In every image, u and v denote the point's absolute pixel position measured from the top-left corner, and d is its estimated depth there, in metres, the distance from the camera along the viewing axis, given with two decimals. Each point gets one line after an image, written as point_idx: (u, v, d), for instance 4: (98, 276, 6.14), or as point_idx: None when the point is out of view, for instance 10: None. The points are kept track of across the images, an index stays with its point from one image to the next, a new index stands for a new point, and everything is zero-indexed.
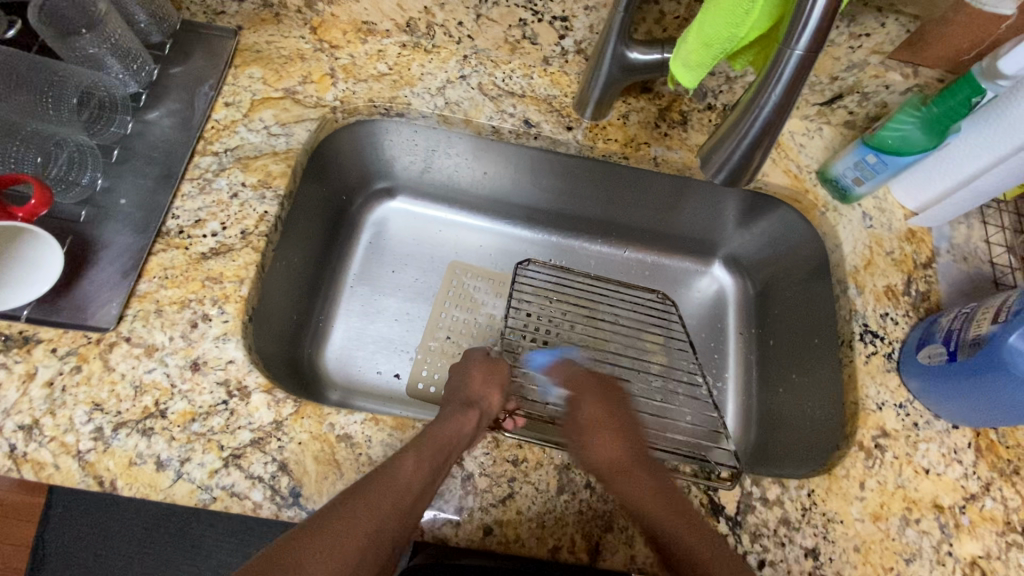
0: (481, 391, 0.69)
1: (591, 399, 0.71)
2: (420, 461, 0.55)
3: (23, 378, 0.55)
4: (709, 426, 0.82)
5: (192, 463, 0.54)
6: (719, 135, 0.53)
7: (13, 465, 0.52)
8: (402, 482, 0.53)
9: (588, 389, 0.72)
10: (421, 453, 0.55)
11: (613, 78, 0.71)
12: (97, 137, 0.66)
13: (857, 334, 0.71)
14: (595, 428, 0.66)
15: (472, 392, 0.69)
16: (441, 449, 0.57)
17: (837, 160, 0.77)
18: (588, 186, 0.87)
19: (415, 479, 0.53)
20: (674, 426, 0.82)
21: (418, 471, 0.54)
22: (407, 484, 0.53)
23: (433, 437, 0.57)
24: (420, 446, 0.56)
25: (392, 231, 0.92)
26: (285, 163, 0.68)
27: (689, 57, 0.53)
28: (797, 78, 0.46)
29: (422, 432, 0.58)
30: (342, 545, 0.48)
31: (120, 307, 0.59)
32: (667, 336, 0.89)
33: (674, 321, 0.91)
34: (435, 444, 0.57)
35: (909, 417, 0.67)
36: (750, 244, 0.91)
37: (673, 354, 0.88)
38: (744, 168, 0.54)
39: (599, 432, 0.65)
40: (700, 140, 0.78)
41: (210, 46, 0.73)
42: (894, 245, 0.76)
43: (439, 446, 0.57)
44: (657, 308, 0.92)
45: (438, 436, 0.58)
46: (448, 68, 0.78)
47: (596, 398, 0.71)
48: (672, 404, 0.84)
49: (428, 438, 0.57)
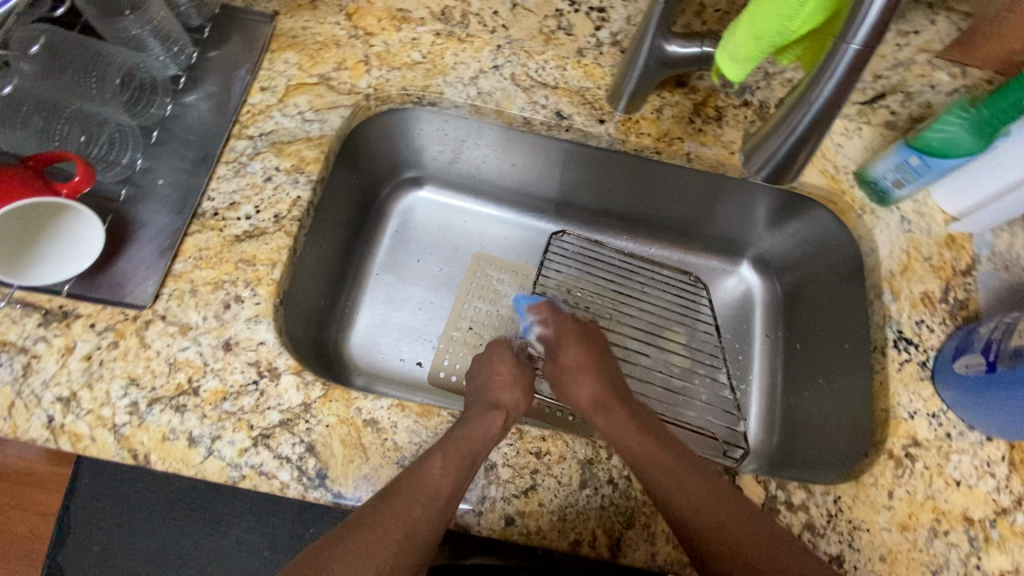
0: (507, 385, 0.69)
1: (575, 344, 0.75)
2: (446, 465, 0.55)
3: (62, 351, 0.57)
4: (725, 407, 0.85)
5: (222, 441, 0.55)
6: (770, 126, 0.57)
7: (51, 435, 0.54)
8: (429, 487, 0.54)
9: (570, 336, 0.76)
10: (446, 458, 0.55)
11: (649, 71, 0.69)
12: (138, 117, 0.67)
13: (890, 341, 0.70)
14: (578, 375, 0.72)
15: (498, 393, 0.68)
16: (465, 454, 0.56)
17: (877, 161, 0.75)
18: (617, 180, 0.86)
19: (443, 484, 0.55)
20: (690, 403, 0.85)
21: (445, 476, 0.55)
22: (436, 489, 0.54)
23: (458, 440, 0.57)
24: (445, 449, 0.56)
25: (418, 220, 0.92)
26: (318, 149, 0.68)
27: (737, 50, 0.51)
28: (851, 70, 0.47)
29: (447, 433, 0.58)
30: (375, 552, 0.52)
31: (156, 285, 0.60)
32: (694, 319, 0.91)
33: (703, 301, 0.92)
34: (461, 448, 0.56)
35: (942, 427, 0.65)
36: (781, 246, 0.90)
37: (699, 335, 0.90)
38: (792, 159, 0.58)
39: (580, 377, 0.72)
40: (735, 137, 0.76)
41: (246, 31, 0.73)
42: (932, 251, 0.74)
43: (467, 448, 0.56)
44: (686, 287, 0.93)
45: (466, 439, 0.57)
46: (481, 58, 0.77)
47: (580, 341, 0.75)
48: (694, 383, 0.86)
49: (452, 442, 0.57)
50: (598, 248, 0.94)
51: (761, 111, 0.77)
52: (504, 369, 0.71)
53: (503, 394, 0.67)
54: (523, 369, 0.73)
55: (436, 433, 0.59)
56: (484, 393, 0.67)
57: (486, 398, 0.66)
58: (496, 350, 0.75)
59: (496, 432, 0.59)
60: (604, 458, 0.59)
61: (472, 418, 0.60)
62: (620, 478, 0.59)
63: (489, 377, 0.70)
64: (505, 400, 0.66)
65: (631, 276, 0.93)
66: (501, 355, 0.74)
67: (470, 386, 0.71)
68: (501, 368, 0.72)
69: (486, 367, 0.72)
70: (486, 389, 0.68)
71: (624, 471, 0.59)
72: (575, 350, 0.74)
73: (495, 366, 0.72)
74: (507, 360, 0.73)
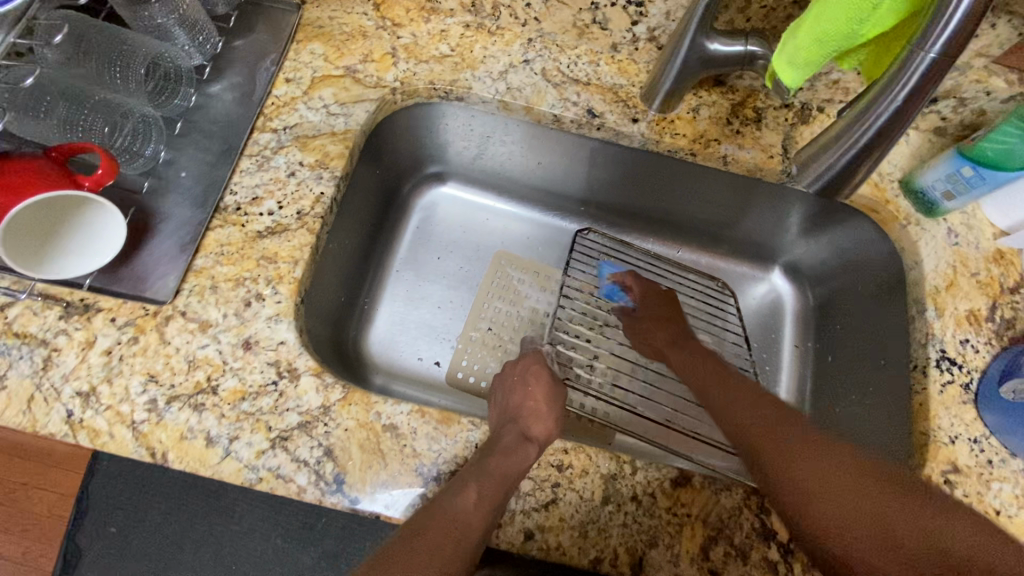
0: (538, 415, 0.63)
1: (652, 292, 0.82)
2: (481, 496, 0.52)
3: (82, 344, 0.56)
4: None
5: (240, 442, 0.55)
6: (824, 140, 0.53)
7: (69, 430, 0.54)
8: (463, 521, 0.51)
9: (652, 290, 0.82)
10: (481, 488, 0.53)
11: (687, 70, 0.66)
12: (162, 108, 0.65)
13: (932, 361, 0.66)
14: (656, 323, 0.79)
15: (529, 419, 0.62)
16: (499, 486, 0.53)
17: (926, 170, 0.71)
18: (647, 180, 0.83)
19: (476, 519, 0.52)
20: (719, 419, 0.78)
21: (479, 508, 0.52)
22: (469, 521, 0.51)
23: (493, 470, 0.54)
24: (480, 478, 0.53)
25: (440, 216, 0.90)
26: (343, 144, 0.67)
27: (796, 54, 0.49)
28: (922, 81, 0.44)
29: (478, 460, 0.55)
30: None
31: (177, 280, 0.59)
32: (721, 329, 0.88)
33: (729, 310, 0.89)
34: (494, 478, 0.53)
35: (984, 453, 0.62)
36: (816, 254, 0.86)
37: (724, 344, 0.87)
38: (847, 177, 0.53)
39: (662, 323, 0.79)
40: (774, 140, 0.73)
41: (273, 20, 0.71)
42: (980, 266, 0.70)
43: (504, 478, 0.54)
44: (714, 294, 0.90)
45: (499, 470, 0.54)
46: (512, 52, 0.74)
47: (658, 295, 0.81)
48: None
49: (487, 470, 0.54)
50: (621, 251, 0.90)
51: (802, 114, 0.74)
52: (539, 395, 0.66)
53: (535, 423, 0.61)
54: (555, 387, 0.68)
55: (457, 441, 0.57)
56: (516, 420, 0.62)
57: (518, 426, 0.60)
58: (530, 370, 0.70)
59: (532, 458, 0.56)
60: (628, 474, 0.57)
61: (505, 446, 0.56)
62: (645, 495, 0.57)
63: (522, 403, 0.65)
64: (537, 432, 0.60)
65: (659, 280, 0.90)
66: (534, 375, 0.69)
67: (498, 412, 0.65)
68: (535, 393, 0.67)
69: (517, 391, 0.67)
70: (518, 418, 0.62)
71: (648, 488, 0.57)
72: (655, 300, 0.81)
73: (528, 391, 0.67)
74: (541, 383, 0.68)
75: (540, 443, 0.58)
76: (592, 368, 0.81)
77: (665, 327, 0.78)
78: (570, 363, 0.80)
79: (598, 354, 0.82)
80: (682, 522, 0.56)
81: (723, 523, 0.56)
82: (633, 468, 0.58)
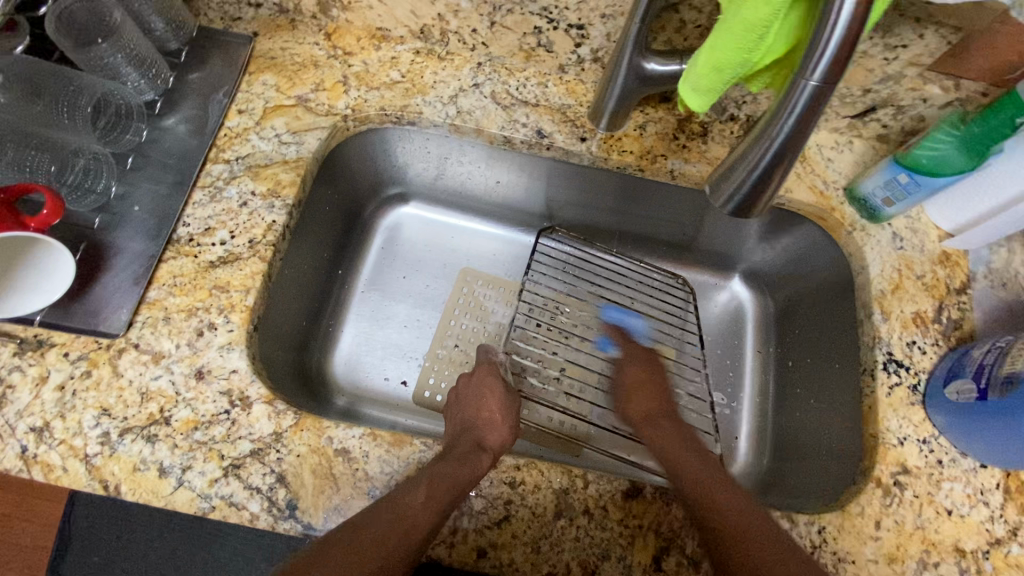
0: (493, 424, 0.65)
1: (632, 361, 0.78)
2: (429, 498, 0.54)
3: (36, 381, 0.57)
4: (702, 427, 0.82)
5: (193, 472, 0.55)
6: (725, 164, 0.47)
7: (23, 466, 0.54)
8: (408, 520, 0.52)
9: (637, 355, 0.78)
10: (430, 490, 0.54)
11: (629, 89, 0.68)
12: (112, 144, 0.67)
13: (880, 363, 0.67)
14: (636, 391, 0.75)
15: (485, 429, 0.64)
16: (450, 490, 0.54)
17: (866, 178, 0.73)
18: (604, 195, 0.85)
19: (423, 517, 0.53)
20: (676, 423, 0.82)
21: (426, 509, 0.53)
22: (415, 521, 0.52)
23: (443, 474, 0.55)
24: (430, 480, 0.55)
25: (404, 236, 0.91)
26: (294, 172, 0.68)
27: (699, 81, 0.50)
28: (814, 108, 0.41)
29: (430, 466, 0.57)
30: None
31: (130, 313, 0.60)
32: (681, 330, 0.89)
33: (688, 315, 0.90)
34: (446, 482, 0.55)
35: (933, 454, 0.63)
36: (774, 260, 0.87)
37: (684, 352, 0.88)
38: (752, 202, 0.47)
39: (643, 393, 0.74)
40: (719, 153, 0.75)
41: (225, 53, 0.73)
42: (925, 269, 0.72)
43: (452, 481, 0.55)
44: (675, 293, 0.91)
45: (450, 472, 0.56)
46: (462, 76, 0.76)
47: (642, 360, 0.78)
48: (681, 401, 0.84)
49: (439, 474, 0.55)
50: (588, 247, 0.91)
51: (746, 126, 0.75)
52: (494, 406, 0.68)
53: (490, 434, 0.64)
54: (509, 398, 0.70)
55: (408, 463, 0.58)
56: (471, 429, 0.64)
57: (473, 435, 0.62)
58: (484, 382, 0.71)
59: (484, 467, 0.58)
60: (581, 488, 0.58)
61: (460, 454, 0.58)
62: (597, 508, 0.58)
63: (477, 414, 0.67)
64: (491, 441, 0.62)
65: (619, 281, 0.91)
66: (490, 385, 0.70)
67: (454, 423, 0.67)
68: (490, 404, 0.68)
69: (472, 402, 0.69)
70: (473, 427, 0.64)
71: (600, 501, 0.58)
72: (632, 366, 0.77)
73: (483, 401, 0.69)
74: (496, 392, 0.69)
75: (493, 452, 0.60)
76: (555, 381, 0.83)
77: (641, 397, 0.74)
78: (530, 376, 0.83)
79: (562, 368, 0.84)
80: (633, 533, 0.57)
81: (673, 533, 0.57)
82: (584, 482, 0.59)
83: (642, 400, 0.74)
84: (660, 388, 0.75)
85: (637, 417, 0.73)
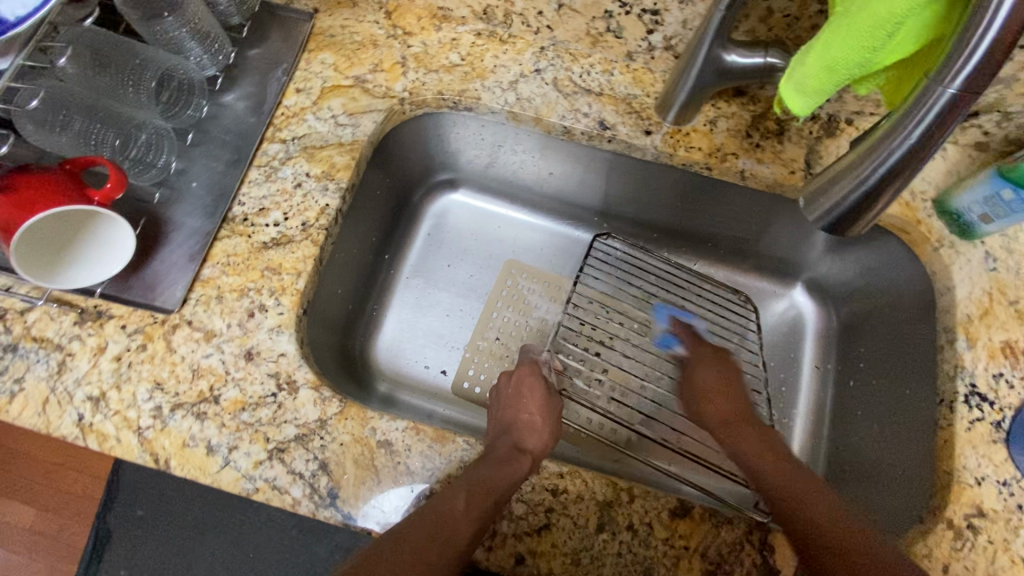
0: (533, 428, 0.63)
1: (712, 365, 0.72)
2: (471, 502, 0.51)
3: (94, 350, 0.58)
4: None
5: (238, 452, 0.56)
6: (826, 176, 0.47)
7: (80, 433, 0.56)
8: (450, 524, 0.50)
9: (706, 357, 0.73)
10: (470, 494, 0.52)
11: (703, 82, 0.64)
12: (173, 119, 0.66)
13: (961, 396, 0.62)
14: (715, 395, 0.69)
15: (523, 433, 0.62)
16: (490, 493, 0.52)
17: (962, 190, 0.66)
18: (663, 192, 0.80)
19: (463, 524, 0.51)
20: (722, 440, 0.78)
21: (467, 514, 0.51)
22: (456, 527, 0.50)
23: (482, 478, 0.53)
24: (469, 484, 0.53)
25: (450, 224, 0.89)
26: (349, 155, 0.67)
27: (805, 81, 0.47)
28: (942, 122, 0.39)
29: (472, 469, 0.55)
30: None
31: (184, 290, 0.60)
32: (736, 340, 0.84)
33: (750, 322, 0.86)
34: (484, 484, 0.53)
35: (1014, 498, 0.57)
36: (842, 273, 0.82)
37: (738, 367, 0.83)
38: (850, 220, 0.47)
39: (714, 396, 0.69)
40: (796, 154, 0.69)
41: (287, 29, 0.72)
42: (1021, 294, 0.65)
43: (491, 487, 0.53)
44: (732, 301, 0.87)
45: (491, 477, 0.53)
46: (523, 60, 0.73)
47: (707, 362, 0.72)
48: None
49: (478, 478, 0.53)
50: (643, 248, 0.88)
51: (827, 126, 0.70)
52: (533, 407, 0.65)
53: (530, 437, 0.61)
54: (551, 399, 0.67)
55: (450, 460, 0.57)
56: (511, 432, 0.61)
57: (512, 437, 0.60)
58: (525, 380, 0.68)
59: (524, 471, 0.55)
60: (624, 502, 0.56)
61: (498, 456, 0.56)
62: (641, 524, 0.55)
63: (517, 416, 0.64)
64: (531, 445, 0.60)
65: (672, 285, 0.87)
66: (528, 386, 0.68)
67: (495, 424, 0.65)
68: (529, 406, 0.66)
69: (511, 402, 0.66)
70: (512, 429, 0.62)
71: (645, 517, 0.55)
72: (706, 371, 0.71)
73: (521, 404, 0.66)
74: (536, 395, 0.67)
75: (534, 455, 0.58)
76: (598, 382, 0.80)
77: (713, 401, 0.68)
78: (575, 374, 0.79)
79: (605, 370, 0.81)
80: (678, 555, 0.54)
81: (721, 558, 0.54)
82: (628, 496, 0.56)
83: (717, 403, 0.68)
84: (729, 387, 0.69)
85: (716, 423, 0.67)
